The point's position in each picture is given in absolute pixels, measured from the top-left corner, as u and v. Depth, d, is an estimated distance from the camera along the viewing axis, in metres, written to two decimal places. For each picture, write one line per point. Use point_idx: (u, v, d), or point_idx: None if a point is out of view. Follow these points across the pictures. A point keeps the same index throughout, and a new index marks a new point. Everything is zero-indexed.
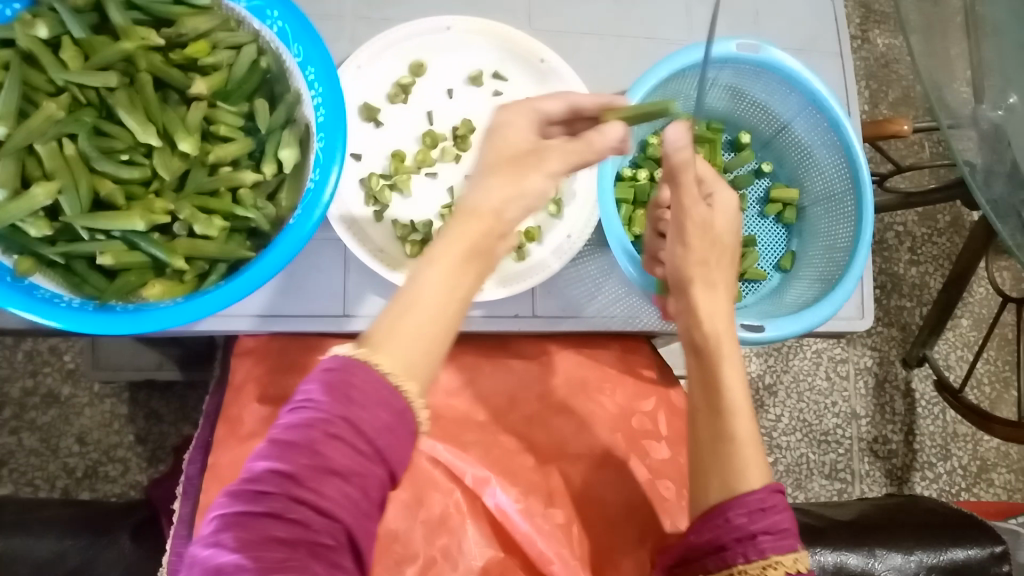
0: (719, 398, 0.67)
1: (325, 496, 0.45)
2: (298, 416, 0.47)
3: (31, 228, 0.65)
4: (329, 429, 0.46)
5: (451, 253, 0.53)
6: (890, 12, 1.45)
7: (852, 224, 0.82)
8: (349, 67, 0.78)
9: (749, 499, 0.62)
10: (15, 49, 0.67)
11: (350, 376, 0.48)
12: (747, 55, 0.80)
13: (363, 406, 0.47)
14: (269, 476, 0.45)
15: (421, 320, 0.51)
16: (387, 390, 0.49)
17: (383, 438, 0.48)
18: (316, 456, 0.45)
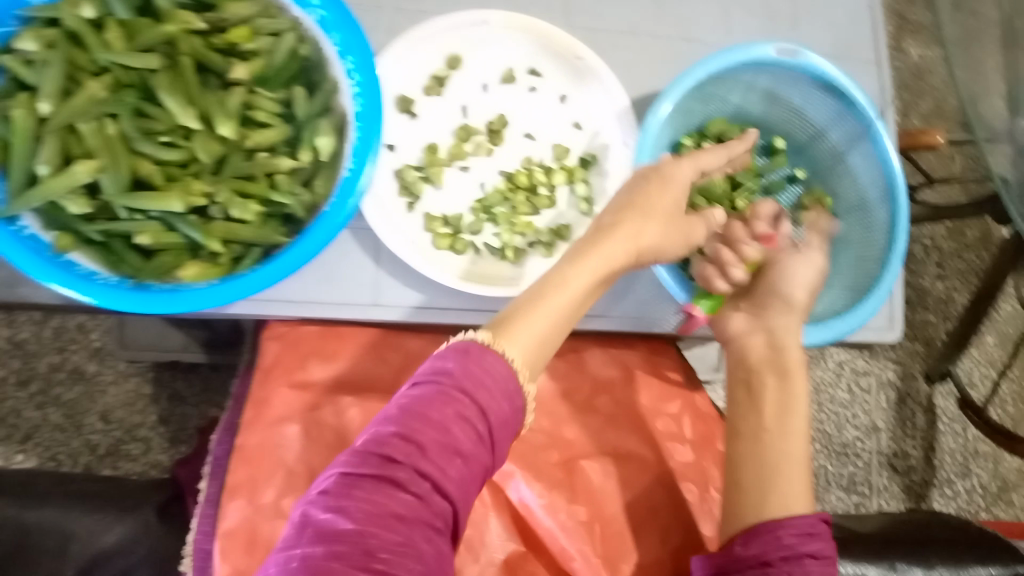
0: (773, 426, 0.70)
1: (446, 469, 0.51)
2: (426, 389, 0.53)
3: (72, 207, 0.66)
4: (459, 408, 0.52)
5: (587, 263, 0.65)
6: (926, 23, 1.44)
7: (886, 234, 0.82)
8: (388, 57, 0.79)
9: (799, 522, 0.63)
10: (61, 28, 0.68)
11: (474, 356, 0.55)
12: (786, 60, 0.80)
13: (487, 391, 0.54)
14: (395, 443, 0.50)
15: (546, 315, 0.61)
16: (511, 384, 0.55)
17: (499, 425, 0.54)
18: (444, 432, 0.51)
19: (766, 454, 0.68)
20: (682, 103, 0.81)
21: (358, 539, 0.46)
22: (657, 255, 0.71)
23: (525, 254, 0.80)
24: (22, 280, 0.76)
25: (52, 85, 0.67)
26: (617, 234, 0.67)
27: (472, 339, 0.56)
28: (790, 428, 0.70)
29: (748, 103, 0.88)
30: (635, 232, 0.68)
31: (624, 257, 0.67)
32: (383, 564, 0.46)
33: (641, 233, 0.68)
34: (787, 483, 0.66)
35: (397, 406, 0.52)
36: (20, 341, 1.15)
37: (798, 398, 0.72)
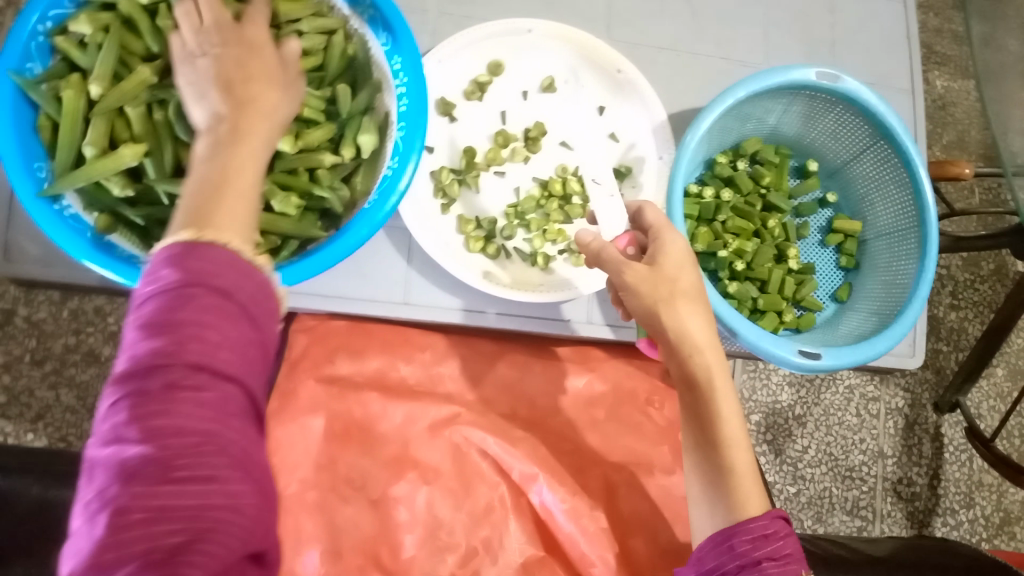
0: (714, 430, 0.60)
1: (219, 359, 0.42)
2: (153, 301, 0.42)
3: (115, 188, 0.67)
4: (196, 296, 0.42)
5: (249, 136, 0.53)
6: (952, 55, 1.44)
7: (915, 261, 0.83)
8: (431, 60, 0.79)
9: (751, 525, 0.58)
10: (115, 12, 0.69)
11: (202, 252, 0.44)
12: (826, 84, 0.80)
13: (221, 275, 0.44)
14: (154, 358, 0.41)
15: (213, 187, 0.49)
16: (240, 261, 0.45)
17: (255, 305, 0.45)
18: (194, 331, 0.41)
19: (710, 467, 0.61)
20: (718, 123, 0.83)
21: (150, 463, 0.39)
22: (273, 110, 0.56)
23: (555, 262, 0.81)
24: (57, 259, 0.77)
25: (103, 68, 0.67)
26: (246, 100, 0.54)
27: (178, 241, 0.44)
28: (728, 434, 0.60)
29: (784, 124, 0.89)
30: (259, 90, 0.55)
31: (271, 123, 0.55)
32: (185, 473, 0.39)
33: (264, 101, 0.55)
34: (731, 486, 0.60)
35: (145, 315, 0.42)
36: (37, 321, 1.16)
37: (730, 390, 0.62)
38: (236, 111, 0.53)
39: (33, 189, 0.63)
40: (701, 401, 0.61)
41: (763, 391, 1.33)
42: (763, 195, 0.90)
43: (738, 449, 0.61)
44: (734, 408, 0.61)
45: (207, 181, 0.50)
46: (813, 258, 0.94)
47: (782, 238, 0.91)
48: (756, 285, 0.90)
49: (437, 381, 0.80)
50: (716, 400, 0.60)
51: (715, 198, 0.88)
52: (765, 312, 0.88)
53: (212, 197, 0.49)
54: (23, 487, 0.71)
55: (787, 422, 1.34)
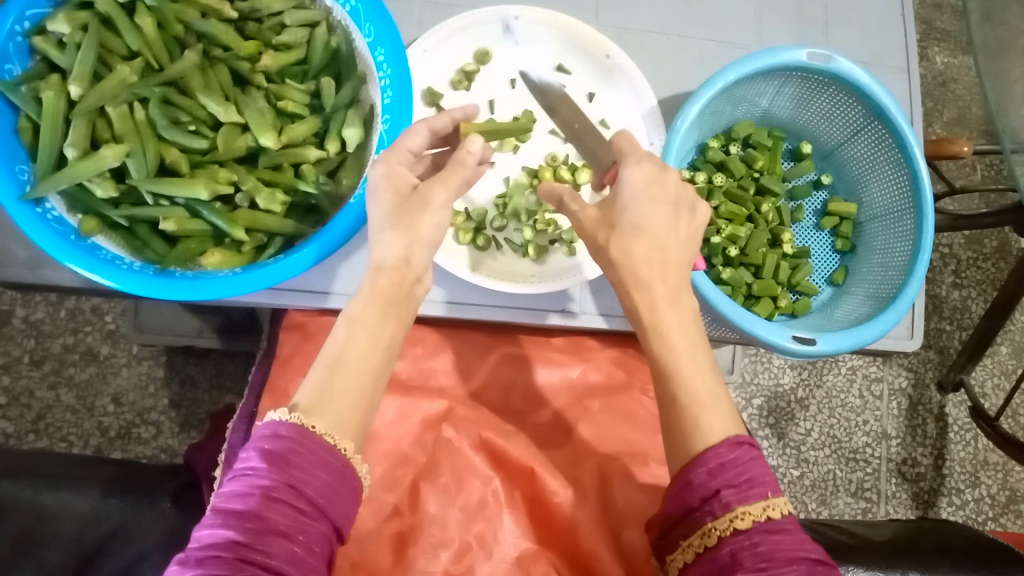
0: (660, 361, 0.58)
1: (272, 554, 0.47)
2: (234, 485, 0.49)
3: (98, 189, 0.66)
4: (268, 492, 0.48)
5: (370, 311, 0.56)
6: (952, 30, 1.42)
7: (911, 244, 0.82)
8: (416, 50, 0.78)
9: (706, 456, 0.55)
10: (93, 11, 0.68)
11: (285, 442, 0.51)
12: (817, 65, 0.79)
13: (303, 468, 0.50)
14: (223, 539, 0.47)
15: (337, 370, 0.55)
16: (324, 450, 0.52)
17: (323, 495, 0.50)
18: (260, 520, 0.48)
19: (671, 401, 0.58)
20: (710, 106, 0.81)
21: None
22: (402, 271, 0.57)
23: (548, 253, 0.80)
24: (45, 261, 0.77)
25: (81, 68, 0.67)
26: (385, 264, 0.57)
27: (289, 423, 0.52)
28: (682, 369, 0.57)
29: (775, 107, 0.88)
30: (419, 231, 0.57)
31: (407, 277, 0.57)
32: None
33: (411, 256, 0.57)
34: (688, 417, 0.57)
35: (226, 506, 0.48)
36: (35, 321, 1.16)
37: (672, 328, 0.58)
38: (376, 274, 0.57)
39: (16, 193, 0.62)
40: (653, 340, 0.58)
41: (765, 375, 1.32)
42: (756, 178, 0.90)
43: (696, 379, 0.57)
44: (684, 341, 0.58)
45: (343, 366, 0.55)
46: (808, 241, 0.93)
47: (777, 223, 0.90)
48: (750, 271, 0.90)
49: (429, 375, 0.81)
50: (666, 335, 0.58)
51: (708, 183, 0.87)
52: (759, 299, 0.88)
53: (330, 379, 0.55)
54: (15, 491, 0.71)
55: (790, 405, 1.33)
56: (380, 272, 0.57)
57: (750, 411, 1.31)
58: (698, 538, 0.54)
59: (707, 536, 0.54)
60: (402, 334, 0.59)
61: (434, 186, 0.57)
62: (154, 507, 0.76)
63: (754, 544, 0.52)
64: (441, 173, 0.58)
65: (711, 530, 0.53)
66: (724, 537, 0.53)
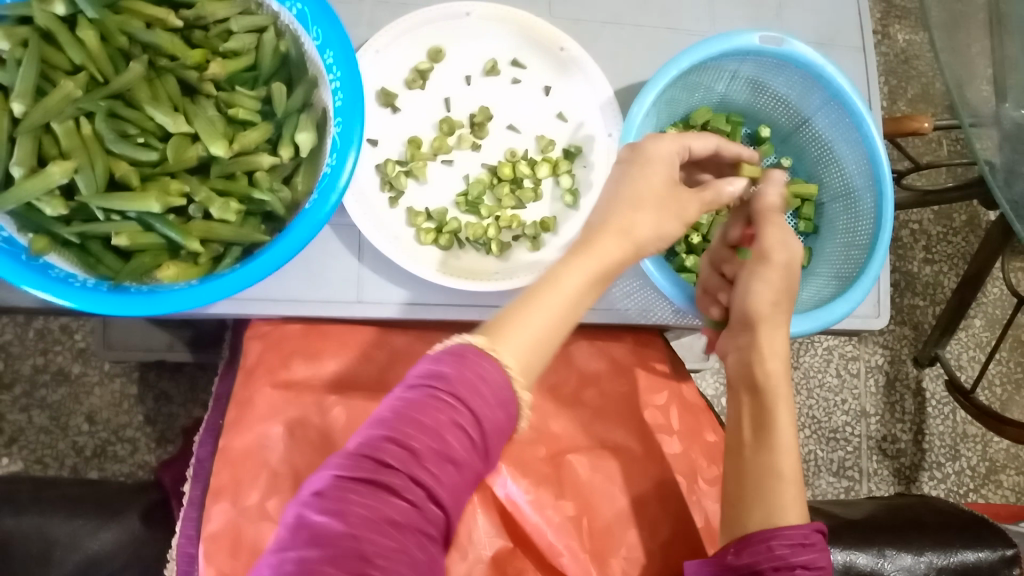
0: (769, 434, 0.68)
1: (440, 478, 0.48)
2: (415, 395, 0.49)
3: (47, 208, 0.65)
4: (453, 415, 0.49)
5: (586, 265, 0.61)
6: (911, 7, 1.43)
7: (872, 222, 0.82)
8: (367, 51, 0.77)
9: (787, 532, 0.62)
10: (33, 26, 0.67)
11: (473, 363, 0.51)
12: (770, 48, 0.79)
13: (486, 401, 0.51)
14: (397, 448, 0.47)
15: (548, 317, 0.57)
16: (507, 391, 0.52)
17: (493, 436, 0.51)
18: (440, 441, 0.48)
19: (762, 467, 0.66)
20: (666, 94, 0.81)
21: (347, 550, 0.44)
22: (657, 244, 0.66)
23: (512, 249, 0.80)
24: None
25: (24, 84, 0.65)
26: (611, 225, 0.64)
27: (470, 344, 0.52)
28: (781, 440, 0.67)
29: (733, 91, 0.88)
30: (657, 228, 0.65)
31: (623, 250, 0.63)
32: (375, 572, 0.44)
33: (638, 225, 0.64)
34: (778, 490, 0.65)
35: (402, 414, 0.49)
36: (3, 343, 1.14)
37: (782, 401, 0.69)
38: (597, 233, 0.63)
39: None
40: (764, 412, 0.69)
41: None
42: None
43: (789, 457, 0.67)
44: (788, 419, 0.69)
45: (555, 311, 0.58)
46: None
47: None
48: None
49: None
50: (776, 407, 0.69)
51: None
52: None
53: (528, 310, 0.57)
54: None
55: None
56: (608, 234, 0.63)
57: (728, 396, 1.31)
58: None
59: None
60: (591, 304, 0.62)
61: (694, 203, 0.68)
62: (124, 526, 0.76)
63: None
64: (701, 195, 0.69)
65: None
66: None
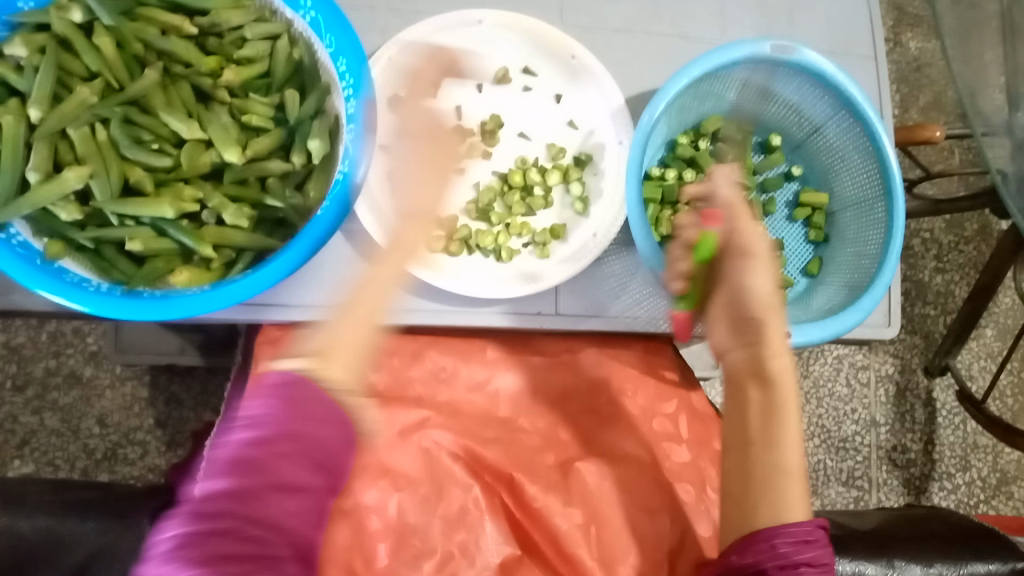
0: (775, 429, 0.62)
1: (275, 510, 0.49)
2: (245, 434, 0.50)
3: (61, 212, 0.65)
4: (273, 447, 0.50)
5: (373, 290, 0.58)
6: (924, 15, 1.43)
7: (882, 231, 0.82)
8: (380, 59, 0.78)
9: (795, 529, 0.59)
10: (50, 33, 0.67)
11: (303, 393, 0.51)
12: (782, 56, 0.79)
13: (315, 424, 0.51)
14: (225, 490, 0.48)
15: (350, 321, 0.55)
16: (341, 412, 0.53)
17: (328, 455, 0.52)
18: (266, 473, 0.49)
19: (759, 465, 0.62)
20: (677, 102, 0.82)
21: None
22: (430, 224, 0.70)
23: (520, 255, 0.81)
24: (14, 286, 0.76)
25: (41, 90, 0.66)
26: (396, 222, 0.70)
27: (291, 371, 0.52)
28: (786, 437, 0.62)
29: (745, 100, 0.88)
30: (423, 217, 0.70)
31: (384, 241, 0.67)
32: None
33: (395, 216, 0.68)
34: (774, 488, 0.61)
35: (239, 456, 0.49)
36: (16, 346, 1.14)
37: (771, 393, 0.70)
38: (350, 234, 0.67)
39: None
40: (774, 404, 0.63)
41: None
42: None
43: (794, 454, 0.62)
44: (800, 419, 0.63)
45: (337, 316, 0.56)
46: (781, 233, 0.93)
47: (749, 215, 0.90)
48: None
49: (406, 384, 0.80)
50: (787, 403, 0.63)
51: (677, 178, 0.88)
52: None
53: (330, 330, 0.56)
54: None
55: None
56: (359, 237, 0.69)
57: None
58: None
59: None
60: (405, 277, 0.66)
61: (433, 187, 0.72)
62: (134, 528, 0.76)
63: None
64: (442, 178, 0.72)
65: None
66: None
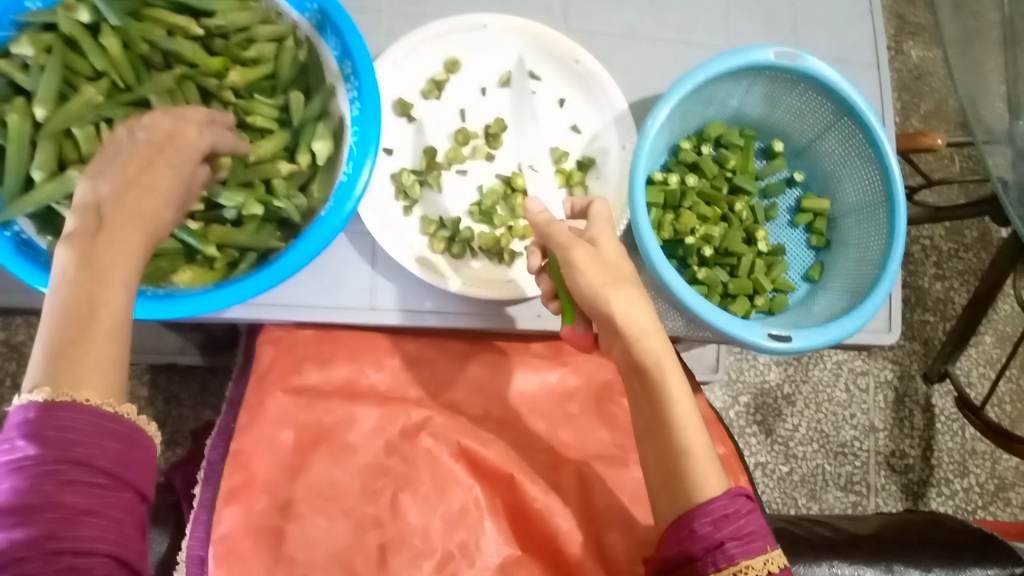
0: (666, 414, 0.60)
1: (84, 536, 0.43)
2: (11, 483, 0.43)
3: (66, 212, 0.65)
4: (55, 477, 0.43)
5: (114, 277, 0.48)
6: (925, 24, 1.43)
7: (884, 237, 0.83)
8: (385, 62, 0.78)
9: (711, 507, 0.57)
10: (57, 33, 0.68)
11: (49, 421, 0.44)
12: (785, 63, 0.80)
13: (83, 442, 0.45)
14: (19, 540, 0.42)
15: (86, 334, 0.47)
16: (105, 418, 0.46)
17: (119, 465, 0.46)
18: (55, 507, 0.43)
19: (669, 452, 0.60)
20: (680, 108, 0.82)
21: None
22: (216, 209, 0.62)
23: (524, 258, 0.80)
24: (17, 284, 0.76)
25: (47, 90, 0.66)
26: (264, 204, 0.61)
27: (36, 402, 0.45)
28: (682, 419, 0.60)
29: (747, 106, 0.89)
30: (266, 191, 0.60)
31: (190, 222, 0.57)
32: None
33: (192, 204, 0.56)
34: (690, 472, 0.58)
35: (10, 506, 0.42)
36: (16, 343, 1.14)
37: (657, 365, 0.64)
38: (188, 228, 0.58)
39: None
40: (657, 389, 0.61)
41: (751, 372, 1.32)
42: (730, 178, 0.90)
43: (692, 431, 0.60)
44: (683, 390, 0.61)
45: (53, 315, 0.47)
46: (783, 239, 0.94)
47: (752, 221, 0.91)
48: (726, 270, 0.90)
49: (407, 386, 0.81)
50: (666, 383, 0.60)
51: (681, 183, 0.88)
52: (736, 297, 0.89)
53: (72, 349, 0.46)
54: None
55: (777, 401, 1.33)
56: None
57: (737, 408, 1.31)
58: None
59: None
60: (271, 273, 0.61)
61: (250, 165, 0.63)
62: None
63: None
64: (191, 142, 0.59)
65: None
66: None
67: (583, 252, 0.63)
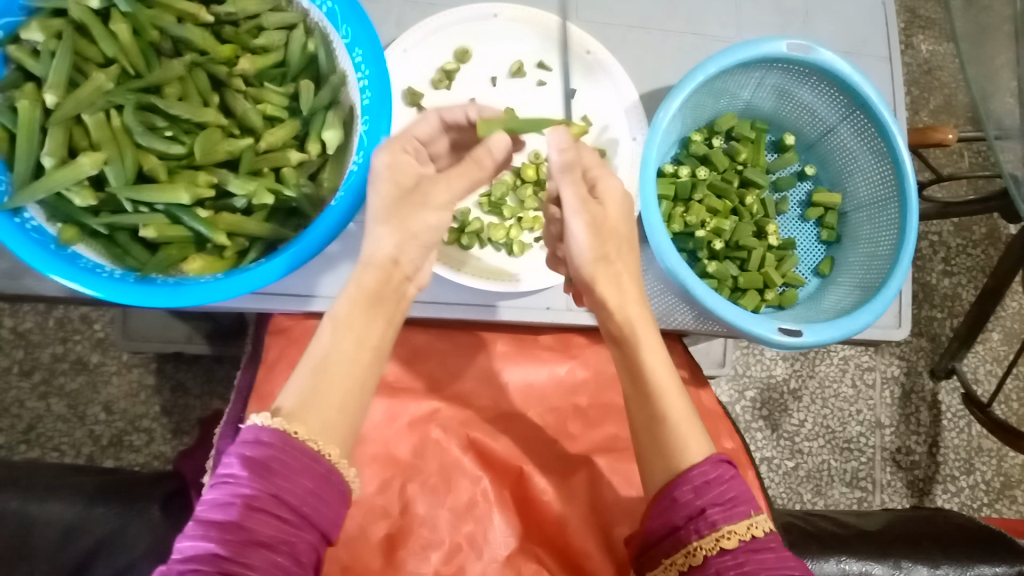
0: (644, 380, 0.60)
1: (253, 566, 0.48)
2: (215, 493, 0.50)
3: (76, 199, 0.65)
4: (249, 503, 0.49)
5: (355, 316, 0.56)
6: (937, 18, 1.42)
7: (896, 232, 0.82)
8: (395, 50, 0.78)
9: (691, 474, 0.56)
10: (67, 18, 0.68)
11: (268, 452, 0.51)
12: (798, 56, 0.79)
13: (285, 476, 0.51)
14: (204, 551, 0.48)
15: (321, 377, 0.55)
16: (309, 454, 0.52)
17: (306, 503, 0.51)
18: (241, 531, 0.48)
19: (652, 419, 0.59)
20: (691, 100, 0.82)
21: None
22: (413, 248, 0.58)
23: (532, 250, 0.80)
24: (25, 272, 0.76)
25: (57, 76, 0.66)
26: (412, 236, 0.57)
27: (274, 430, 0.52)
28: (659, 385, 0.60)
29: (758, 98, 0.88)
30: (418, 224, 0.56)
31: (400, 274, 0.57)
32: None
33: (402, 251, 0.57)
34: (674, 437, 0.58)
35: (209, 518, 0.49)
36: (23, 331, 1.15)
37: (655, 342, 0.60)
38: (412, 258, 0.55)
39: None
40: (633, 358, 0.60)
41: (757, 367, 1.32)
42: (740, 170, 0.90)
43: (675, 401, 0.60)
44: (659, 357, 0.60)
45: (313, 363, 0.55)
46: (794, 232, 0.94)
47: (761, 214, 0.91)
48: (736, 264, 0.90)
49: (415, 376, 0.80)
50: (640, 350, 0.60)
51: (691, 176, 0.88)
52: (746, 291, 0.89)
53: (317, 386, 0.54)
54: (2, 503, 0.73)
55: (783, 396, 1.33)
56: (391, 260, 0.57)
57: (743, 403, 1.31)
58: (684, 556, 0.55)
59: (692, 555, 0.55)
60: (389, 332, 0.59)
61: (438, 187, 0.57)
62: (143, 516, 0.77)
63: (740, 563, 0.54)
64: (450, 172, 0.58)
65: (696, 549, 0.55)
66: (710, 556, 0.54)
67: (583, 222, 0.58)
